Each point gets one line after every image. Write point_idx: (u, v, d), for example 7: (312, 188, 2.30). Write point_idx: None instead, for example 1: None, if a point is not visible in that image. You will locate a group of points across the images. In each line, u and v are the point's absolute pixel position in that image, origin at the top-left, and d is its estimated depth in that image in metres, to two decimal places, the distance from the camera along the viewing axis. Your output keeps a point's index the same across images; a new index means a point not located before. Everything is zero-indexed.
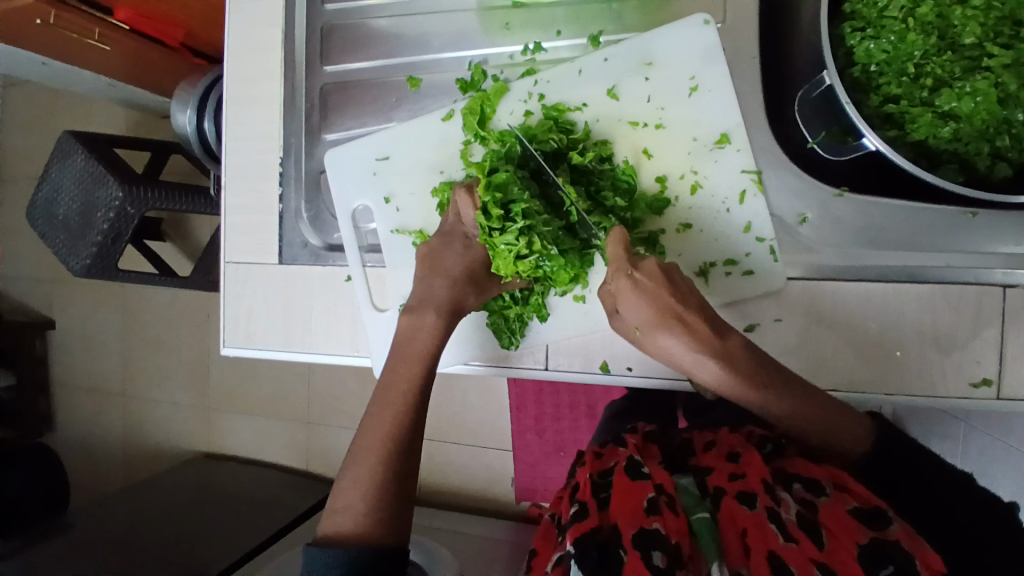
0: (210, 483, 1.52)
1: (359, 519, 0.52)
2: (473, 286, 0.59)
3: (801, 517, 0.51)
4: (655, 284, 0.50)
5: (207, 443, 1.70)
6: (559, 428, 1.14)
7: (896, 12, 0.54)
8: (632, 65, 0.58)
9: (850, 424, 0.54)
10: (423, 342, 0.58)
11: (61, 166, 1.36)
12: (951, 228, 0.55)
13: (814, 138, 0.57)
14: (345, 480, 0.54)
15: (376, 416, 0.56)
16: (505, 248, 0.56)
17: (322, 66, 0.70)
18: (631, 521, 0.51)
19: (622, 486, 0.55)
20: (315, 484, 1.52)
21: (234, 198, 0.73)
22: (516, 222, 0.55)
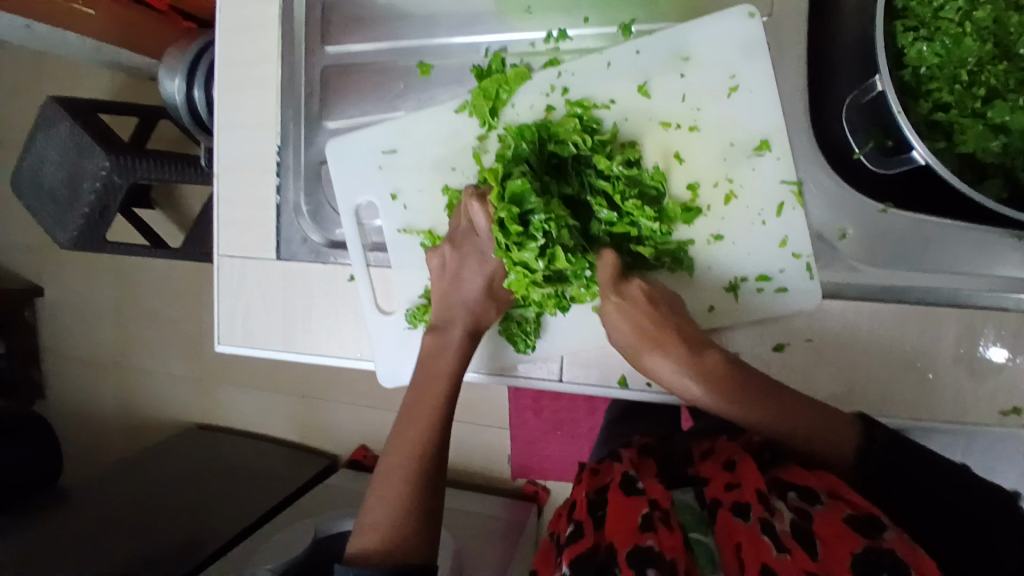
0: (207, 455, 1.52)
1: (388, 536, 0.47)
2: (491, 303, 0.56)
3: (796, 527, 0.42)
4: (636, 307, 0.51)
5: (202, 415, 1.69)
6: (556, 408, 1.12)
7: (951, 13, 0.49)
8: (667, 59, 0.53)
9: (833, 428, 0.49)
10: (445, 361, 0.55)
11: (45, 134, 1.30)
12: (998, 250, 0.51)
13: (861, 149, 0.53)
14: (373, 497, 0.50)
15: (404, 430, 0.52)
16: (522, 266, 0.52)
17: (322, 46, 0.64)
18: (625, 540, 0.43)
19: (616, 503, 0.47)
20: (313, 458, 1.53)
21: (227, 188, 0.68)
22: (536, 239, 0.51)
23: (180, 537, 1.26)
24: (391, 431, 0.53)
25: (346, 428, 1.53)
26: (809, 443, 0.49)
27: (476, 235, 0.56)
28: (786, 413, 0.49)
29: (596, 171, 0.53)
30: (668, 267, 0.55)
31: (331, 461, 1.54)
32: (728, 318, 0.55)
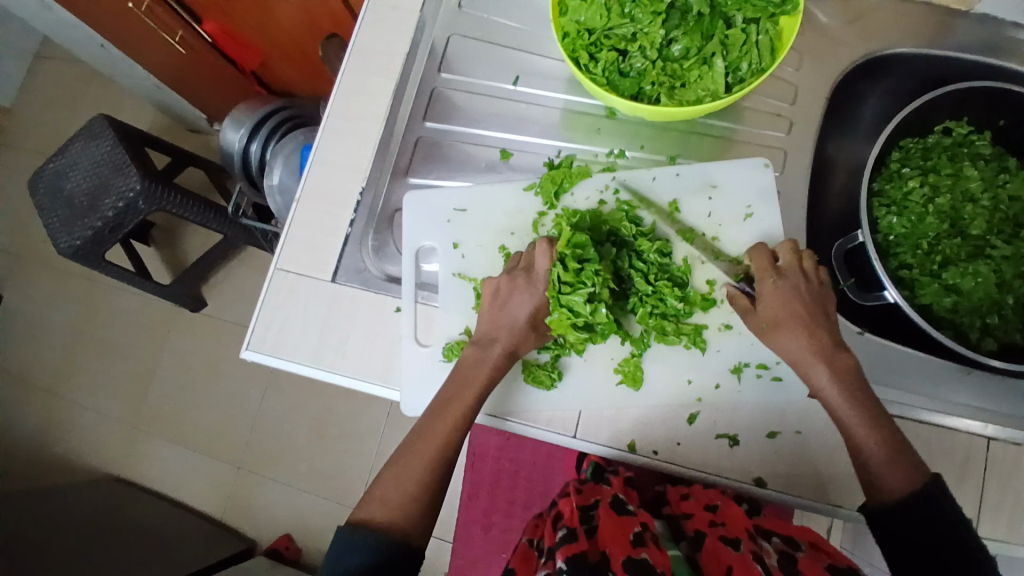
0: (115, 511, 1.41)
1: (395, 512, 0.56)
2: (530, 333, 0.63)
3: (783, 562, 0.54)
4: (791, 290, 0.60)
5: (122, 467, 1.60)
6: (506, 526, 1.15)
7: (916, 198, 0.71)
8: (699, 184, 0.68)
9: (904, 471, 0.54)
10: (482, 370, 0.61)
11: (83, 145, 1.35)
12: (954, 379, 0.64)
13: (844, 281, 0.69)
14: (392, 473, 0.58)
15: (430, 426, 0.60)
16: (570, 307, 0.62)
17: (422, 120, 0.77)
18: (621, 549, 0.54)
19: (608, 520, 0.59)
20: (230, 537, 1.46)
21: (304, 213, 0.76)
22: (587, 284, 0.62)
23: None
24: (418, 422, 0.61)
25: (276, 509, 1.49)
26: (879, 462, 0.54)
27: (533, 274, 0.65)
28: (883, 430, 0.55)
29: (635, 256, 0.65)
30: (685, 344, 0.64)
31: (249, 543, 1.47)
32: (729, 396, 0.63)
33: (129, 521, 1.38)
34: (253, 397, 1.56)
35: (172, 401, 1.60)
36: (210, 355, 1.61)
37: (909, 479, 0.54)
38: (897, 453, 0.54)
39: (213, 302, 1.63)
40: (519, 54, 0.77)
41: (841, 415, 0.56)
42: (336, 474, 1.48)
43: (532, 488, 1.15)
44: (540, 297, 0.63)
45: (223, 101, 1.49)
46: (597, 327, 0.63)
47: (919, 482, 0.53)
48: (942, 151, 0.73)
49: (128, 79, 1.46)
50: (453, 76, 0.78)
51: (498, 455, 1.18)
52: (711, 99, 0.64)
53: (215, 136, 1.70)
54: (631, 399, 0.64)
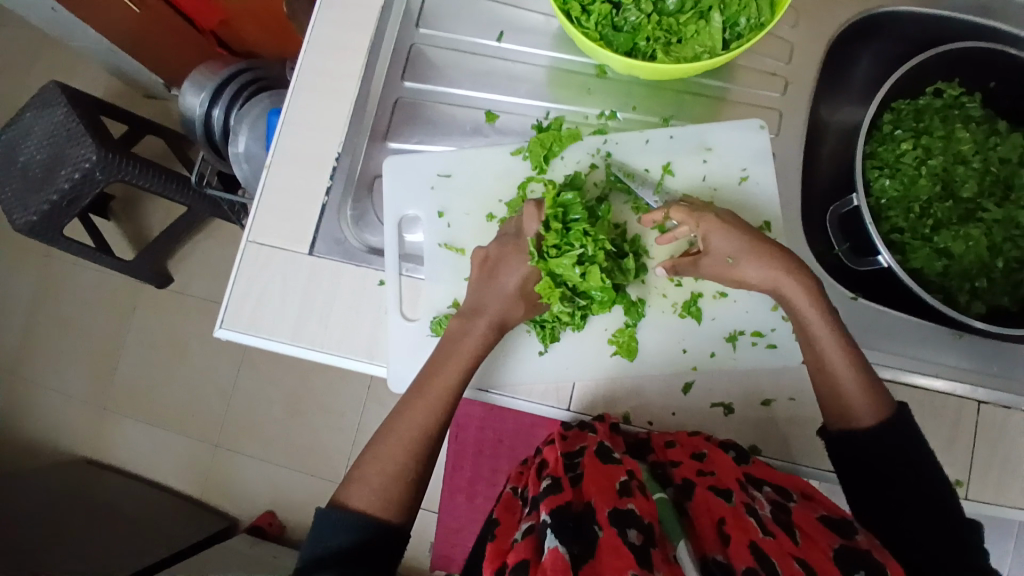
0: (83, 495, 1.36)
1: (376, 498, 0.54)
2: (520, 301, 0.61)
3: (776, 515, 0.50)
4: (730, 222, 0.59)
5: (89, 449, 1.54)
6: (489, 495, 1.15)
7: (909, 160, 0.71)
8: (693, 147, 0.66)
9: (873, 398, 0.56)
10: (466, 345, 0.59)
11: (33, 114, 1.26)
12: (943, 343, 0.64)
13: (840, 245, 0.70)
14: (374, 453, 0.56)
15: (411, 405, 0.58)
16: (560, 272, 0.60)
17: (401, 79, 0.72)
18: (607, 500, 0.49)
19: (593, 467, 0.54)
20: (208, 516, 1.43)
21: (276, 178, 0.71)
22: (574, 247, 0.59)
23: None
24: (400, 401, 0.59)
25: (254, 486, 1.46)
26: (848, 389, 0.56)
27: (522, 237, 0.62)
28: (837, 323, 0.57)
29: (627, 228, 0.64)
30: (680, 313, 0.63)
31: (229, 521, 1.44)
32: (724, 363, 0.62)
33: (98, 505, 1.33)
34: (225, 375, 1.51)
35: (140, 381, 1.55)
36: (178, 332, 1.55)
37: (879, 404, 0.56)
38: (868, 378, 0.56)
39: (180, 277, 1.56)
40: (503, 9, 0.73)
41: (807, 322, 0.57)
42: (316, 450, 1.45)
43: (515, 456, 1.13)
44: (527, 266, 0.60)
45: (183, 64, 1.40)
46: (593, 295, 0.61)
47: (891, 406, 0.56)
48: (933, 114, 0.72)
49: (75, 39, 1.35)
50: (433, 32, 0.73)
51: (481, 426, 1.15)
52: (709, 56, 0.61)
53: (173, 102, 1.60)
54: (626, 369, 0.63)
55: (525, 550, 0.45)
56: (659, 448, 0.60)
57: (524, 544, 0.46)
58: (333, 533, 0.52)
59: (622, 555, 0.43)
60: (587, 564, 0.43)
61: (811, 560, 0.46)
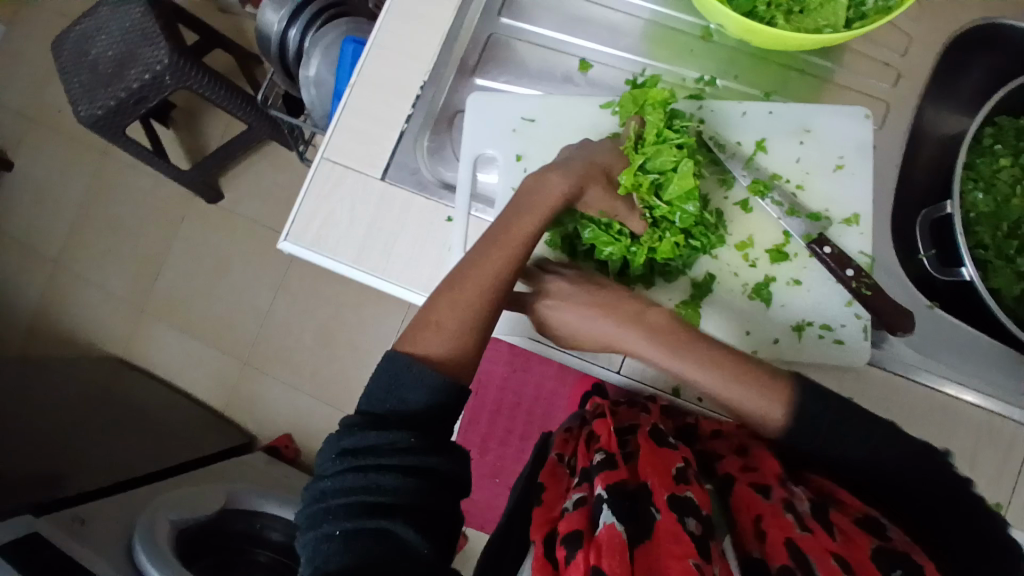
0: (114, 389, 1.42)
1: (452, 343, 0.53)
2: (602, 176, 0.59)
3: (814, 511, 0.49)
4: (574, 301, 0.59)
5: (125, 347, 1.60)
6: (501, 453, 1.14)
7: (1006, 177, 0.68)
8: (792, 127, 0.63)
9: (760, 394, 0.53)
10: (543, 196, 0.58)
11: (112, 9, 1.27)
12: (1011, 367, 0.62)
13: (925, 252, 0.68)
14: (445, 299, 0.54)
15: (480, 255, 0.56)
16: (655, 162, 0.58)
17: (497, 15, 0.71)
18: (665, 485, 0.49)
19: (650, 450, 0.55)
20: (228, 430, 1.48)
21: (358, 100, 0.70)
22: (676, 136, 0.59)
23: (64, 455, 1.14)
24: (468, 252, 0.57)
25: (275, 408, 1.51)
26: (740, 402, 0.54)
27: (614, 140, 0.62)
28: (695, 355, 0.55)
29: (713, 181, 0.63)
30: (749, 294, 0.62)
31: (248, 438, 1.49)
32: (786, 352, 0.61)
33: (129, 400, 1.39)
34: (263, 297, 1.55)
35: (180, 289, 1.59)
36: (221, 248, 1.58)
37: (773, 403, 0.53)
38: (743, 385, 0.54)
39: (230, 195, 1.58)
40: None
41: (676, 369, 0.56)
42: (339, 383, 1.48)
43: (533, 420, 1.12)
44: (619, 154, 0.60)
45: None
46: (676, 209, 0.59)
47: (783, 403, 0.52)
48: None
49: None
50: None
51: (502, 386, 1.13)
52: (832, 31, 0.58)
53: (245, 20, 1.59)
54: None
55: (577, 521, 0.47)
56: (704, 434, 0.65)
57: (577, 516, 0.47)
58: (409, 388, 0.51)
59: (682, 541, 0.44)
60: (643, 544, 0.44)
61: (851, 557, 0.45)
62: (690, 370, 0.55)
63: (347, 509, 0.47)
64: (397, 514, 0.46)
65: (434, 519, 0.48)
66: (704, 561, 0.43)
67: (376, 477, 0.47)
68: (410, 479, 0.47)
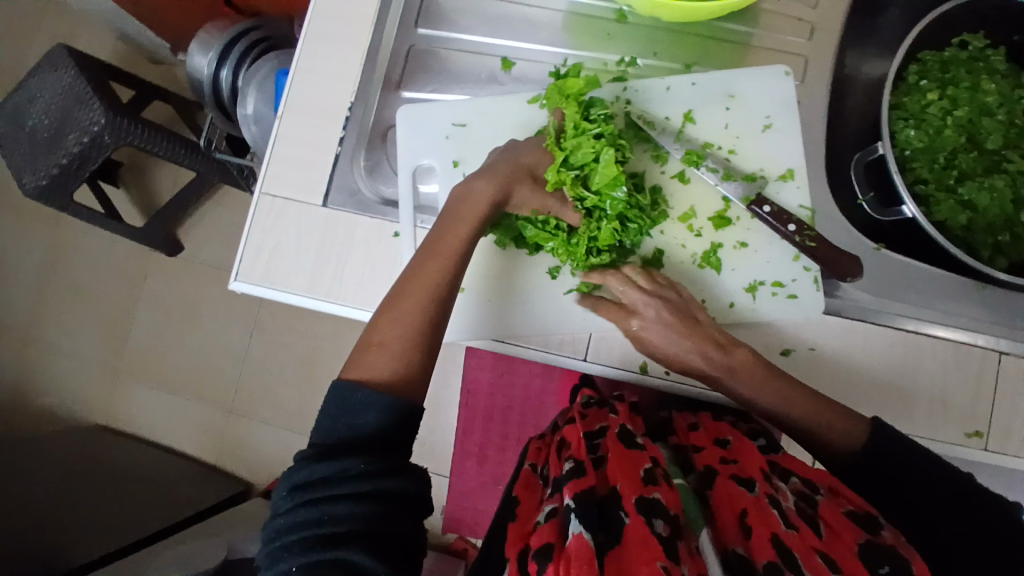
0: (100, 458, 1.39)
1: (395, 360, 0.53)
2: (527, 177, 0.60)
3: (799, 509, 0.53)
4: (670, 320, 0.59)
5: (104, 415, 1.57)
6: (500, 460, 1.14)
7: (934, 111, 0.70)
8: (716, 95, 0.64)
9: (844, 424, 0.57)
10: (471, 204, 0.59)
11: (42, 76, 1.25)
12: (966, 295, 0.63)
13: (864, 195, 0.68)
14: (384, 317, 0.55)
15: (417, 272, 0.57)
16: (577, 155, 0.59)
17: (414, 27, 0.71)
18: (633, 488, 0.52)
19: (622, 454, 0.58)
20: (222, 481, 1.46)
21: (288, 130, 0.69)
22: (593, 126, 0.59)
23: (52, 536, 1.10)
24: (406, 269, 0.58)
25: (267, 452, 1.48)
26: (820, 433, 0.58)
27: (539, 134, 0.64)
28: (779, 380, 0.58)
29: (646, 156, 0.64)
30: (699, 264, 0.63)
31: (243, 487, 1.47)
32: (743, 314, 0.62)
33: (115, 467, 1.36)
34: (237, 343, 1.52)
35: (153, 348, 1.56)
36: (189, 300, 1.55)
37: (853, 433, 0.57)
38: (830, 415, 0.57)
39: (189, 245, 1.56)
40: None
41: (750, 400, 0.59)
42: None
43: (525, 423, 1.10)
44: (544, 152, 0.62)
45: (189, 25, 1.39)
46: (606, 197, 0.59)
47: (863, 435, 0.56)
48: (958, 66, 0.70)
49: None
50: None
51: (490, 392, 1.11)
52: None
53: (179, 67, 1.58)
54: None
55: (548, 533, 0.49)
56: (682, 430, 0.70)
57: (548, 528, 0.49)
58: (357, 412, 0.50)
59: (648, 543, 0.45)
60: (612, 549, 0.46)
61: (834, 555, 0.47)
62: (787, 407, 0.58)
63: (302, 543, 0.46)
64: (352, 542, 0.46)
65: (393, 540, 0.47)
66: (673, 561, 0.44)
67: (328, 507, 0.47)
68: (362, 504, 0.46)
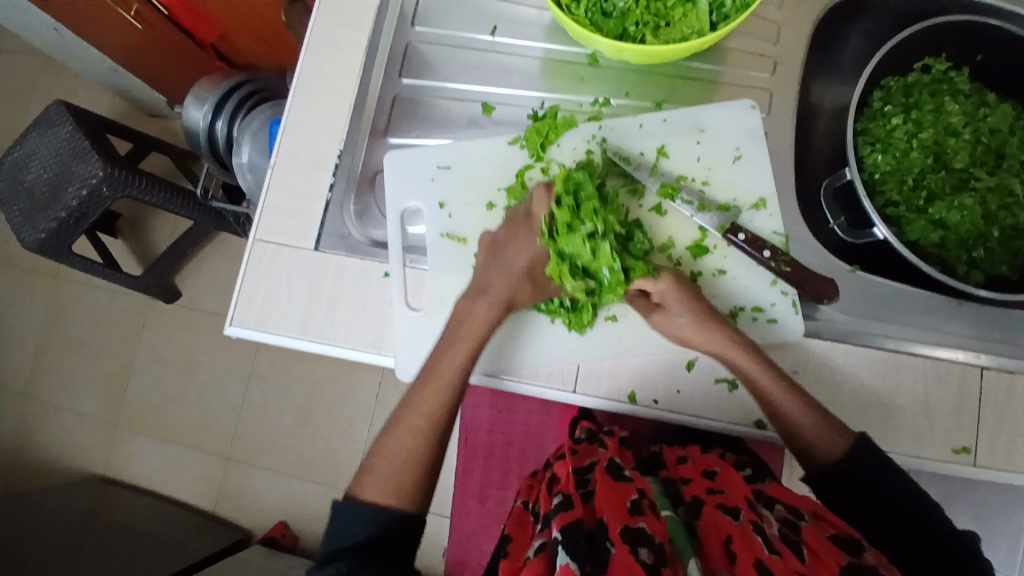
0: (98, 512, 1.37)
1: (393, 494, 0.57)
2: (527, 283, 0.63)
3: (785, 535, 0.53)
4: (690, 292, 0.61)
5: (101, 467, 1.55)
6: (501, 498, 1.12)
7: (901, 135, 0.72)
8: (686, 129, 0.67)
9: (831, 433, 0.58)
10: (474, 324, 0.61)
11: (39, 132, 1.28)
12: (943, 312, 0.65)
13: (835, 220, 0.72)
14: (385, 445, 0.59)
15: (417, 398, 0.60)
16: (572, 249, 0.61)
17: (399, 77, 0.74)
18: (619, 518, 0.53)
19: (609, 488, 0.59)
20: (221, 530, 1.43)
21: (281, 179, 0.72)
22: (584, 223, 0.60)
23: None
24: (408, 392, 0.61)
25: (266, 498, 1.47)
26: (811, 436, 0.58)
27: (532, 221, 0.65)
28: (778, 373, 0.59)
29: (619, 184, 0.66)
30: None
31: (242, 534, 1.44)
32: None
33: (111, 520, 1.34)
34: (235, 388, 1.52)
35: (151, 397, 1.56)
36: (187, 347, 1.56)
37: (837, 440, 0.57)
38: (823, 419, 0.58)
39: (187, 292, 1.58)
40: (495, 3, 0.75)
41: (754, 381, 0.58)
42: (327, 461, 1.45)
43: (525, 459, 1.11)
44: (539, 246, 0.63)
45: (185, 80, 1.44)
46: (602, 277, 0.61)
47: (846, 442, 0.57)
48: (922, 89, 0.74)
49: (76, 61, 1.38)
50: (428, 30, 0.75)
51: (490, 429, 1.11)
52: (698, 36, 0.63)
53: (177, 120, 1.63)
54: (629, 351, 0.64)
55: (537, 568, 0.49)
56: (671, 464, 0.73)
57: (536, 562, 0.50)
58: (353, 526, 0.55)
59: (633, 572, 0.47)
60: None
61: None
62: (787, 400, 0.58)
63: None
64: None
65: None
66: None
67: None
68: None
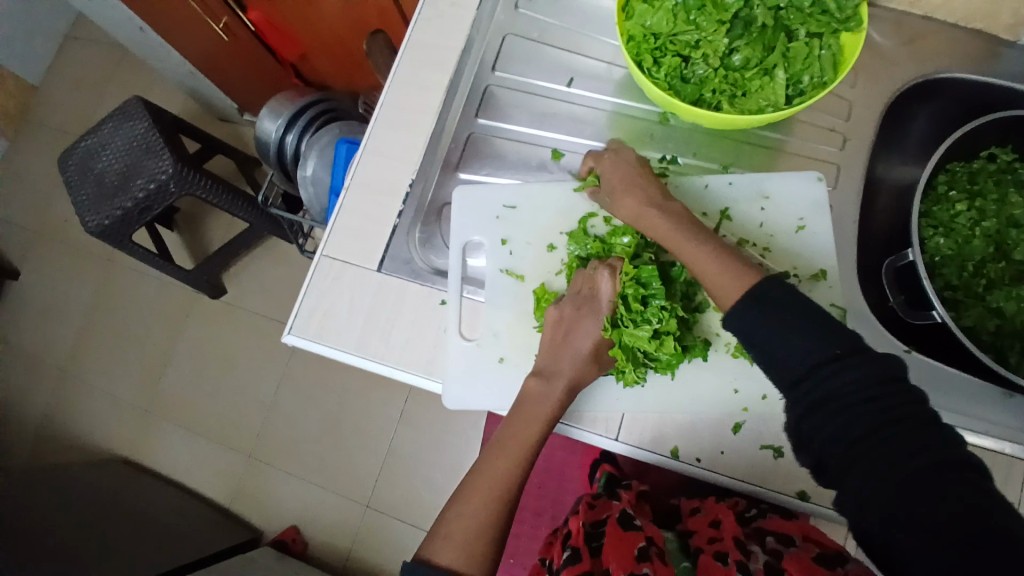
0: (121, 494, 1.40)
1: (465, 559, 0.56)
2: (594, 364, 0.63)
3: (768, 566, 0.61)
4: (624, 163, 0.66)
5: (127, 450, 1.60)
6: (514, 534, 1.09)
7: (964, 222, 0.73)
8: (753, 194, 0.69)
9: (728, 273, 0.55)
10: (545, 408, 0.61)
11: (116, 126, 1.37)
12: (992, 402, 0.64)
13: (894, 297, 0.73)
14: (458, 510, 0.59)
15: (492, 461, 0.61)
16: (637, 337, 0.62)
17: (475, 117, 0.78)
18: (623, 565, 0.56)
19: (616, 536, 0.61)
20: (234, 528, 1.45)
21: (353, 202, 0.76)
22: (651, 320, 0.62)
23: (68, 563, 1.10)
24: (481, 455, 0.62)
25: (281, 501, 1.48)
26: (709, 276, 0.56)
27: (596, 301, 0.64)
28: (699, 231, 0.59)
29: None
30: (732, 352, 0.66)
31: (254, 534, 1.46)
32: (775, 407, 0.63)
33: (131, 504, 1.37)
34: (266, 388, 1.56)
35: (184, 387, 1.61)
36: (226, 343, 1.61)
37: (737, 277, 0.55)
38: (725, 259, 0.56)
39: (232, 290, 1.64)
40: (572, 56, 0.78)
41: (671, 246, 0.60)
42: (346, 472, 1.47)
43: (543, 495, 1.09)
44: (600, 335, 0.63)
45: (259, 92, 1.52)
46: (662, 356, 0.63)
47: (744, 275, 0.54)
48: (987, 177, 0.73)
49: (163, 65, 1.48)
50: (507, 76, 0.78)
51: None
52: (772, 109, 0.65)
53: (245, 127, 1.72)
54: (678, 407, 0.65)
55: None
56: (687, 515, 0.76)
57: None
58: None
59: None
60: None
61: None
62: (692, 248, 0.58)
63: None
64: None
65: None
66: None
67: None
68: None
